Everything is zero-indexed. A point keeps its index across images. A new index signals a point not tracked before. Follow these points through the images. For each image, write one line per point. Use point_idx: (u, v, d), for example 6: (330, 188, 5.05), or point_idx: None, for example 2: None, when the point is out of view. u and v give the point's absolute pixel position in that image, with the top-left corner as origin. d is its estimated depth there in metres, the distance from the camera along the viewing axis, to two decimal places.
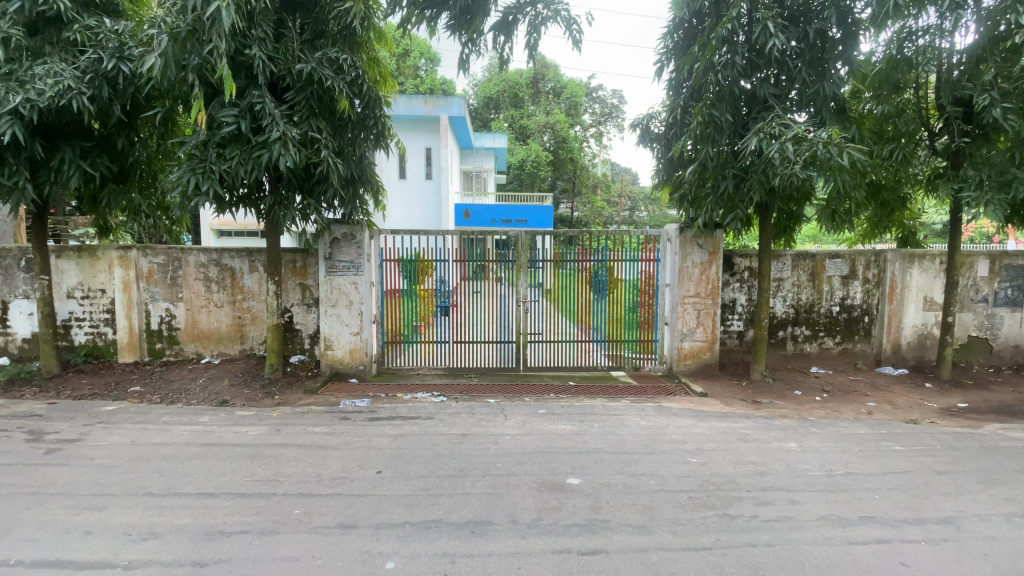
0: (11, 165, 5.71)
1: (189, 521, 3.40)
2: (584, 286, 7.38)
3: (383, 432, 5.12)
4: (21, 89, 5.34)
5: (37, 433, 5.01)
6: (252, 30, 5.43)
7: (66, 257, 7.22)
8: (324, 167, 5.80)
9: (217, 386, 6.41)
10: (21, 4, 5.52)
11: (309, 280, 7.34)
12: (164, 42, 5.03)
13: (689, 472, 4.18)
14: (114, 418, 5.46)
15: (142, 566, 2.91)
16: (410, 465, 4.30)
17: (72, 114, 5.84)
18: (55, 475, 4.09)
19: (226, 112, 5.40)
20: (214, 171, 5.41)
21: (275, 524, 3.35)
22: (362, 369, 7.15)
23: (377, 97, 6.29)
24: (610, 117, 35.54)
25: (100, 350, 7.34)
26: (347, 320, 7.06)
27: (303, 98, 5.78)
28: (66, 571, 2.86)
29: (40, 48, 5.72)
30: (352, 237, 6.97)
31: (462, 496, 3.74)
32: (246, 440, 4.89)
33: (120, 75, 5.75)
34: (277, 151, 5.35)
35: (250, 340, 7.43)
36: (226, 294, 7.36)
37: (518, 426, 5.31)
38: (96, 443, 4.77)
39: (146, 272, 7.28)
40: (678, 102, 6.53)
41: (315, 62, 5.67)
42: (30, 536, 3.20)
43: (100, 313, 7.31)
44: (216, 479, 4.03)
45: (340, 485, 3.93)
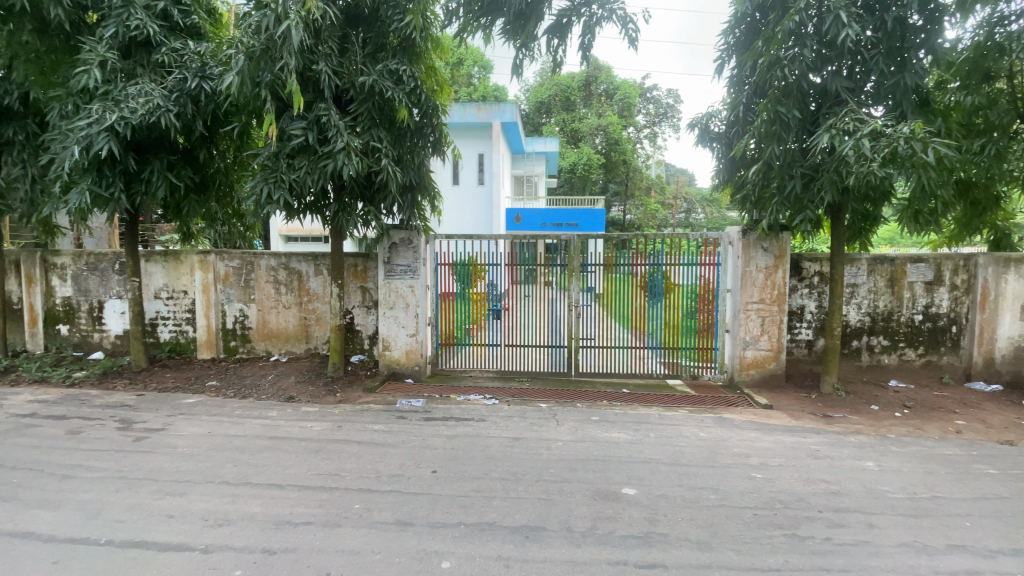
0: (108, 178, 6.30)
1: (259, 510, 3.60)
2: (639, 291, 7.21)
3: (438, 432, 5.22)
4: (117, 108, 5.87)
5: (128, 422, 5.50)
6: (319, 47, 5.73)
7: (154, 261, 7.90)
8: (384, 175, 6.01)
9: (285, 383, 6.78)
10: (116, 31, 6.11)
11: (369, 283, 7.62)
12: (240, 61, 5.38)
13: (754, 488, 3.97)
14: (193, 410, 5.89)
15: (217, 551, 3.11)
16: (464, 467, 4.35)
17: (160, 130, 6.36)
18: (143, 461, 4.46)
19: (295, 125, 5.72)
20: (284, 181, 5.73)
21: (337, 517, 3.49)
22: (417, 370, 7.32)
23: (434, 106, 6.48)
24: (665, 118, 34.81)
25: (182, 346, 7.96)
26: (403, 322, 7.27)
27: (365, 109, 6.02)
28: (151, 551, 3.10)
29: (133, 70, 6.27)
30: (409, 242, 7.18)
31: (515, 500, 3.74)
32: (311, 434, 5.13)
33: (202, 92, 6.24)
34: (341, 161, 5.60)
35: (314, 339, 7.81)
36: (293, 296, 7.77)
37: (571, 433, 5.25)
38: (178, 433, 5.16)
39: (222, 275, 7.82)
40: (740, 100, 6.26)
41: (376, 74, 5.91)
42: (122, 517, 3.50)
43: (182, 312, 7.94)
44: (283, 471, 4.25)
45: (398, 482, 4.04)
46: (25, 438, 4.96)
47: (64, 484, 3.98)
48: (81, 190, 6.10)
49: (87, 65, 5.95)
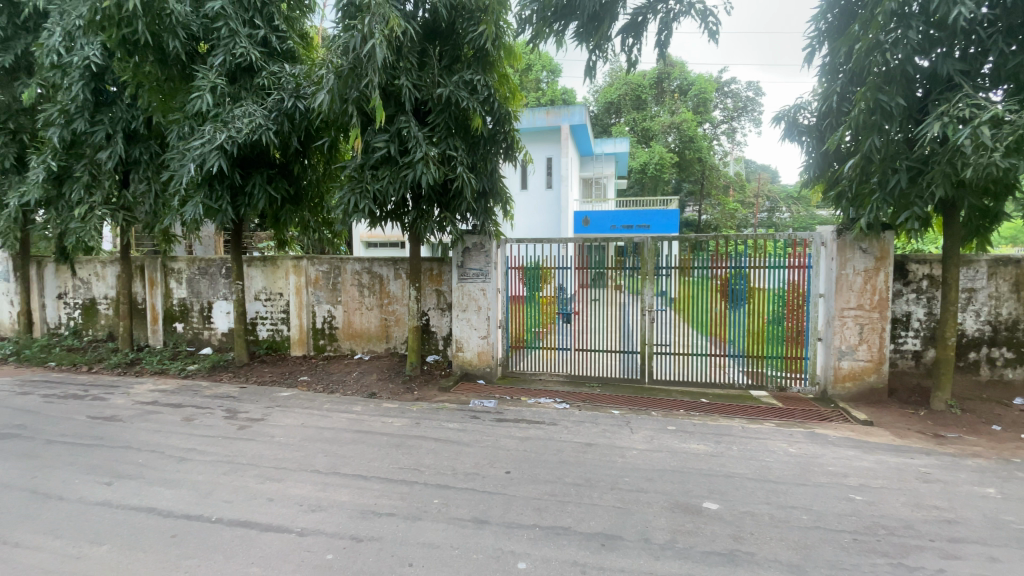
0: (218, 192, 7.01)
1: (347, 499, 3.85)
2: (718, 295, 6.90)
3: (511, 434, 5.29)
4: (225, 129, 6.51)
5: (233, 411, 6.09)
6: (400, 62, 6.04)
7: (255, 266, 8.69)
8: (459, 182, 6.24)
9: (367, 380, 7.20)
10: (224, 59, 6.79)
11: (444, 286, 7.91)
12: (331, 81, 5.80)
13: (851, 511, 3.65)
14: (288, 403, 6.42)
15: (311, 534, 3.37)
16: (537, 470, 4.38)
17: (261, 147, 7.00)
18: (246, 448, 4.92)
19: (379, 138, 6.08)
20: (369, 191, 6.11)
21: (418, 511, 3.65)
22: (489, 371, 7.47)
23: (507, 112, 6.63)
24: (744, 112, 33.10)
25: (277, 344, 8.69)
26: (475, 324, 7.46)
27: (442, 120, 6.28)
28: (255, 530, 3.42)
29: (237, 93, 6.93)
30: (482, 246, 7.36)
31: (589, 507, 3.72)
32: (391, 430, 5.40)
33: (297, 111, 6.79)
34: (421, 170, 5.88)
35: (393, 339, 8.23)
36: (375, 298, 8.23)
37: (645, 441, 5.12)
38: (274, 423, 5.64)
39: (313, 278, 8.45)
40: (833, 89, 5.79)
41: (453, 86, 6.15)
42: (231, 498, 3.88)
43: (278, 312, 8.66)
44: (368, 463, 4.51)
45: (473, 481, 4.15)
46: (150, 422, 5.64)
47: (183, 465, 4.49)
48: (196, 203, 6.84)
49: (201, 91, 6.65)
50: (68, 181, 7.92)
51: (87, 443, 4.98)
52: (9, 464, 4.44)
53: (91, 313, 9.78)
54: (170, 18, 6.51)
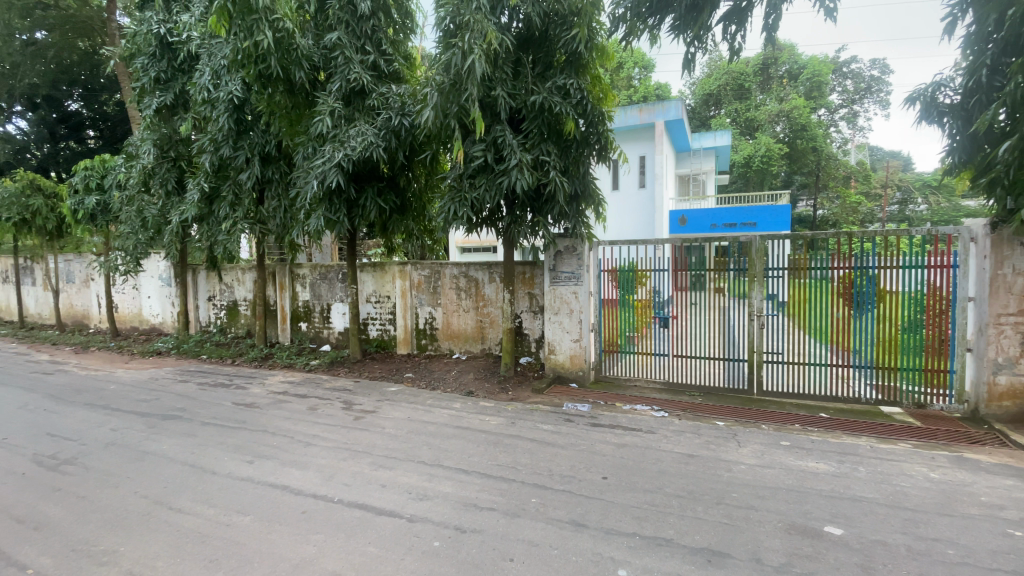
0: (336, 205, 7.78)
1: (450, 491, 4.08)
2: (840, 300, 6.26)
3: (606, 439, 5.25)
4: (342, 148, 7.20)
5: (349, 403, 6.70)
6: (496, 74, 6.28)
7: (366, 272, 9.50)
8: (553, 186, 6.33)
9: (465, 378, 7.54)
10: (340, 84, 7.52)
11: (536, 289, 8.03)
12: (434, 97, 6.17)
13: (1014, 550, 3.13)
14: (395, 397, 6.93)
15: (420, 521, 3.62)
16: (636, 477, 4.30)
17: (372, 163, 7.64)
18: (361, 437, 5.40)
19: (477, 147, 6.34)
20: (467, 199, 6.42)
21: (517, 508, 3.77)
22: (582, 375, 7.45)
23: (600, 113, 6.61)
24: (867, 93, 29.67)
25: (385, 343, 9.41)
26: (568, 327, 7.49)
27: (536, 126, 6.41)
28: (372, 513, 3.75)
29: (351, 115, 7.62)
30: (574, 249, 7.38)
31: (693, 520, 3.58)
32: (489, 428, 5.61)
33: (403, 128, 7.31)
34: (515, 177, 6.04)
35: (488, 340, 8.51)
36: (471, 301, 8.59)
37: (754, 456, 4.80)
38: (384, 416, 6.12)
39: (416, 282, 9.03)
40: (981, 62, 5.04)
41: (546, 92, 6.25)
42: (350, 481, 4.30)
43: (385, 313, 9.38)
44: (468, 458, 4.74)
45: (570, 483, 4.18)
46: (282, 410, 6.40)
47: (309, 450, 5.04)
48: (318, 216, 7.63)
49: (322, 115, 7.43)
50: (217, 200, 9.23)
51: (233, 426, 5.79)
52: (176, 441, 5.29)
53: (233, 313, 11.32)
54: (296, 52, 7.33)
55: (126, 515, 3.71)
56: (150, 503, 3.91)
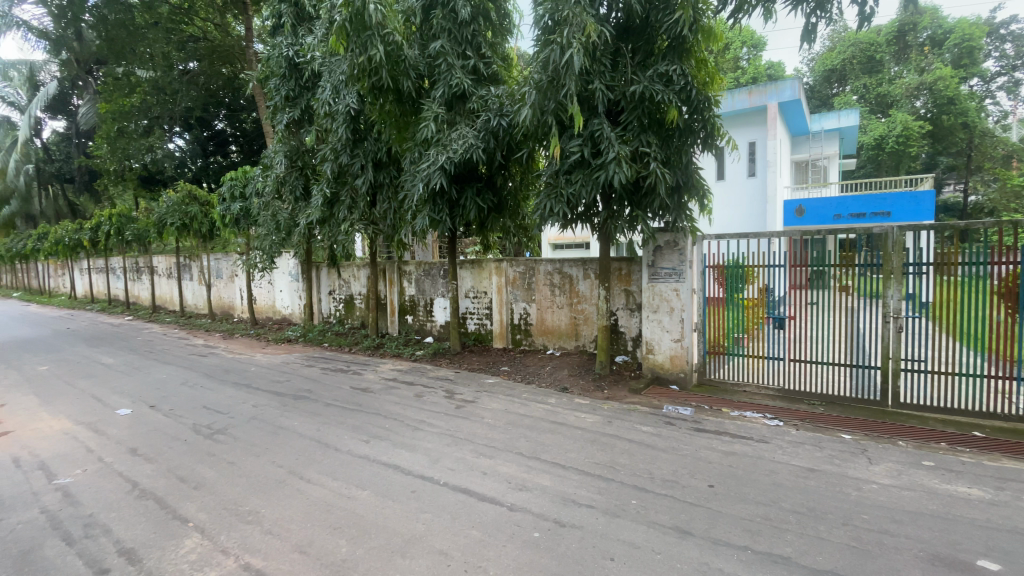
0: (439, 205, 8.19)
1: (549, 484, 4.12)
2: (1000, 301, 5.32)
3: (712, 446, 4.96)
4: (445, 151, 7.55)
5: (450, 392, 7.05)
6: (594, 66, 6.17)
7: (465, 269, 9.89)
8: (653, 178, 6.11)
9: (560, 374, 7.57)
10: (444, 89, 7.88)
11: (633, 286, 7.81)
12: (532, 95, 6.21)
13: None
14: (493, 389, 7.15)
15: (520, 511, 3.71)
16: (746, 488, 4.02)
17: (472, 164, 7.93)
18: (462, 425, 5.66)
19: (573, 143, 6.27)
20: (564, 195, 6.40)
21: (617, 508, 3.71)
22: (683, 377, 7.11)
23: (705, 99, 6.25)
24: None
25: (482, 336, 9.75)
26: (667, 326, 7.18)
27: (635, 117, 6.22)
28: (474, 498, 3.92)
29: (453, 118, 7.96)
30: (675, 244, 7.04)
31: (814, 539, 3.27)
32: (586, 425, 5.58)
33: (501, 128, 7.49)
34: (613, 170, 5.91)
35: (583, 337, 8.43)
36: (566, 298, 8.56)
37: (888, 475, 4.26)
38: (483, 406, 6.35)
39: (511, 278, 9.23)
40: None
41: (647, 80, 6.04)
42: (454, 466, 4.52)
43: (483, 308, 9.71)
44: (566, 454, 4.76)
45: (673, 488, 4.03)
46: (391, 396, 6.91)
47: (416, 434, 5.39)
48: (423, 216, 8.09)
49: (426, 120, 7.85)
50: (336, 204, 10.17)
51: (350, 408, 6.37)
52: (304, 418, 5.94)
53: (349, 306, 12.41)
54: (404, 63, 7.83)
55: (266, 481, 4.25)
56: (284, 472, 4.44)
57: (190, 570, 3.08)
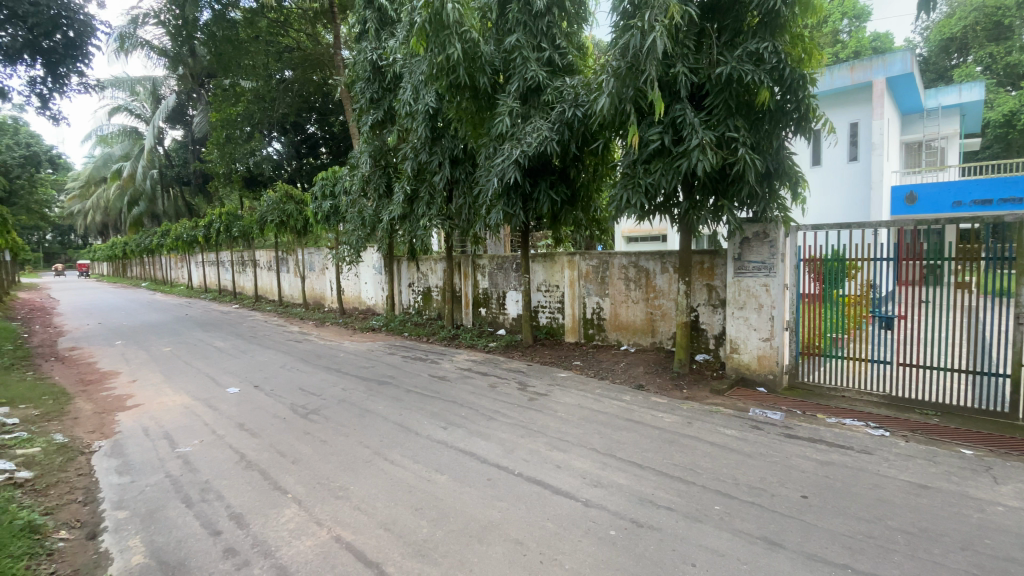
0: (513, 199, 8.25)
1: (625, 483, 4.03)
2: None
3: (805, 454, 4.59)
4: (519, 144, 7.57)
5: (524, 384, 7.12)
6: (676, 49, 5.89)
7: (537, 262, 9.90)
8: (740, 165, 5.73)
9: (636, 371, 7.37)
10: (519, 83, 7.89)
11: (716, 281, 7.40)
12: (609, 83, 6.03)
13: None
14: (566, 383, 7.12)
15: (595, 507, 3.66)
16: (845, 502, 3.68)
17: (546, 156, 7.89)
18: (535, 417, 5.69)
19: (653, 130, 6.02)
20: (641, 185, 6.16)
21: (698, 513, 3.55)
22: (772, 379, 6.63)
23: (800, 77, 5.77)
24: None
25: (554, 330, 9.73)
26: (755, 324, 6.72)
27: (721, 101, 5.88)
28: (549, 491, 3.92)
29: (527, 112, 7.96)
30: (765, 236, 6.56)
31: (928, 564, 2.93)
32: (664, 424, 5.39)
33: (576, 119, 7.38)
34: (696, 158, 5.61)
35: (660, 334, 8.11)
36: (641, 292, 8.28)
37: (1022, 498, 3.71)
38: (556, 400, 6.34)
39: (584, 272, 9.11)
40: None
41: (735, 60, 5.67)
42: (528, 458, 4.56)
43: (555, 302, 9.68)
44: (642, 453, 4.62)
45: (761, 496, 3.78)
46: (467, 385, 7.11)
47: (491, 423, 5.49)
48: (498, 210, 8.20)
49: (501, 115, 7.89)
50: (416, 200, 10.58)
51: (428, 395, 6.62)
52: (386, 403, 6.27)
53: (427, 298, 12.90)
54: (481, 59, 7.93)
55: (354, 461, 4.53)
56: (370, 453, 4.71)
57: (289, 537, 3.37)
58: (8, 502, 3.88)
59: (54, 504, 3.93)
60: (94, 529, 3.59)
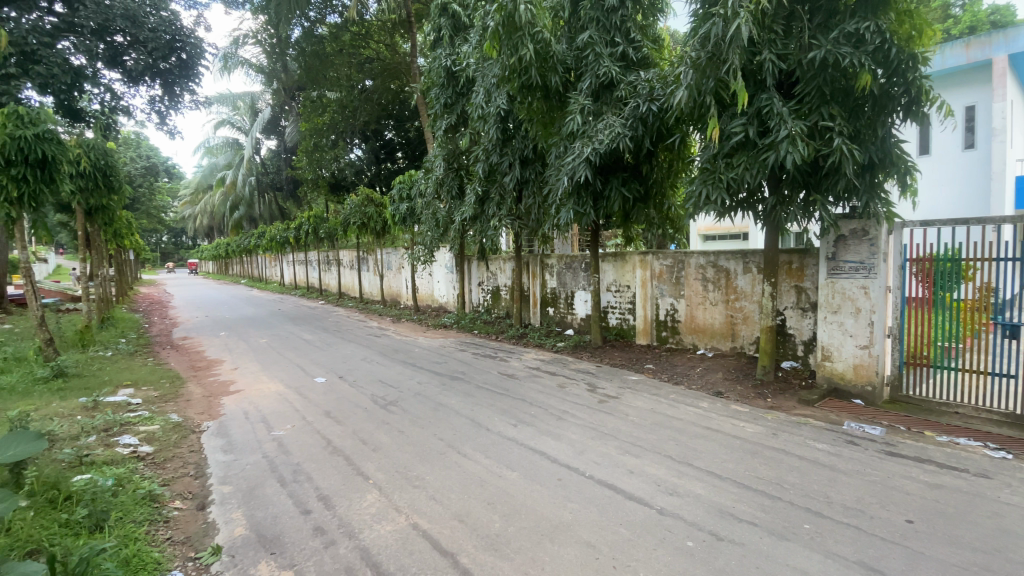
0: (585, 198, 8.16)
1: (703, 493, 3.85)
2: None
3: (909, 474, 4.15)
4: (591, 142, 7.45)
5: (593, 386, 7.01)
6: (763, 35, 5.53)
7: (608, 262, 9.73)
8: (836, 156, 5.29)
9: (714, 377, 7.03)
10: (592, 80, 7.77)
11: (806, 282, 6.87)
12: (689, 75, 5.78)
13: None
14: (638, 387, 6.93)
15: (670, 516, 3.53)
16: (960, 531, 3.28)
17: (618, 153, 7.72)
18: (606, 420, 5.59)
19: (736, 122, 5.69)
20: (723, 180, 5.84)
21: (785, 530, 3.31)
22: (870, 392, 6.04)
23: (908, 58, 5.23)
24: None
25: (624, 331, 9.51)
26: (851, 330, 6.15)
27: (813, 88, 5.46)
28: (621, 496, 3.84)
29: (599, 109, 7.82)
30: (864, 233, 5.98)
31: None
32: (745, 435, 5.09)
33: (652, 114, 7.16)
34: (785, 150, 5.23)
35: (741, 339, 7.66)
36: (721, 294, 7.86)
37: None
38: (627, 403, 6.18)
39: (657, 272, 8.81)
40: None
41: (831, 44, 5.23)
42: (599, 460, 4.49)
43: (625, 303, 9.45)
44: (721, 463, 4.40)
45: (857, 518, 3.46)
46: (536, 384, 7.12)
47: (561, 424, 5.46)
48: (569, 209, 8.13)
49: (573, 113, 7.81)
50: (486, 201, 10.77)
51: (498, 392, 6.71)
52: (458, 398, 6.44)
53: (496, 296, 13.09)
54: (552, 59, 7.91)
55: (429, 452, 4.70)
56: (444, 446, 4.86)
57: (370, 521, 3.55)
58: (135, 471, 4.43)
59: (171, 476, 4.42)
60: (202, 501, 3.99)
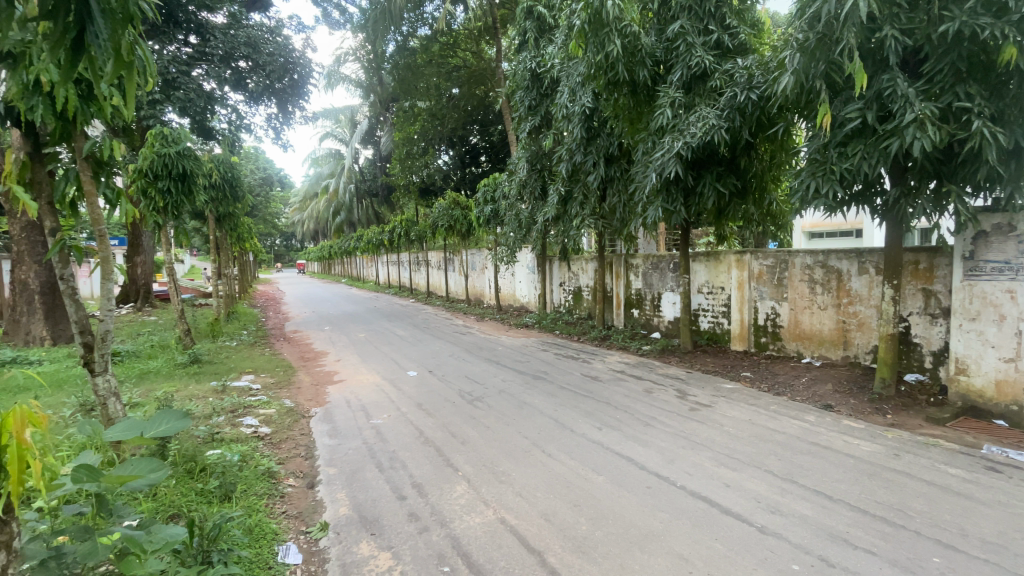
0: (676, 195, 7.82)
1: (810, 514, 3.54)
2: None
3: None
4: (682, 136, 7.12)
5: (683, 392, 6.70)
6: (884, 9, 4.96)
7: (699, 262, 9.25)
8: (975, 140, 4.61)
9: (821, 389, 6.42)
10: (683, 71, 7.43)
11: (937, 285, 6.05)
12: (796, 60, 5.32)
13: None
14: (733, 395, 6.51)
15: (772, 535, 3.29)
16: None
17: (711, 146, 7.33)
18: (697, 429, 5.32)
19: (851, 108, 5.14)
20: (835, 172, 5.32)
21: (910, 563, 2.95)
22: (1019, 413, 5.16)
23: None
24: None
25: (717, 336, 9.00)
26: (993, 340, 5.29)
27: (946, 64, 4.80)
28: (716, 510, 3.63)
29: (691, 101, 7.46)
30: (1011, 228, 5.14)
31: None
32: (860, 454, 4.58)
33: (751, 103, 6.72)
34: (912, 136, 4.63)
35: (855, 347, 6.92)
36: (831, 297, 7.16)
37: None
38: (722, 413, 5.83)
39: (756, 273, 8.23)
40: None
41: (970, 13, 4.56)
42: (691, 471, 4.28)
43: (719, 305, 8.93)
44: (832, 483, 4.00)
45: (1004, 556, 2.99)
46: (622, 388, 6.95)
47: (649, 430, 5.28)
48: (656, 207, 7.84)
49: (662, 107, 7.51)
50: (570, 201, 10.71)
51: (583, 394, 6.65)
52: (542, 398, 6.47)
53: (578, 297, 12.96)
54: (641, 52, 7.67)
55: (515, 449, 4.78)
56: (529, 444, 4.91)
57: (460, 511, 3.69)
58: (256, 449, 4.96)
59: (286, 456, 4.91)
60: (312, 480, 4.39)
